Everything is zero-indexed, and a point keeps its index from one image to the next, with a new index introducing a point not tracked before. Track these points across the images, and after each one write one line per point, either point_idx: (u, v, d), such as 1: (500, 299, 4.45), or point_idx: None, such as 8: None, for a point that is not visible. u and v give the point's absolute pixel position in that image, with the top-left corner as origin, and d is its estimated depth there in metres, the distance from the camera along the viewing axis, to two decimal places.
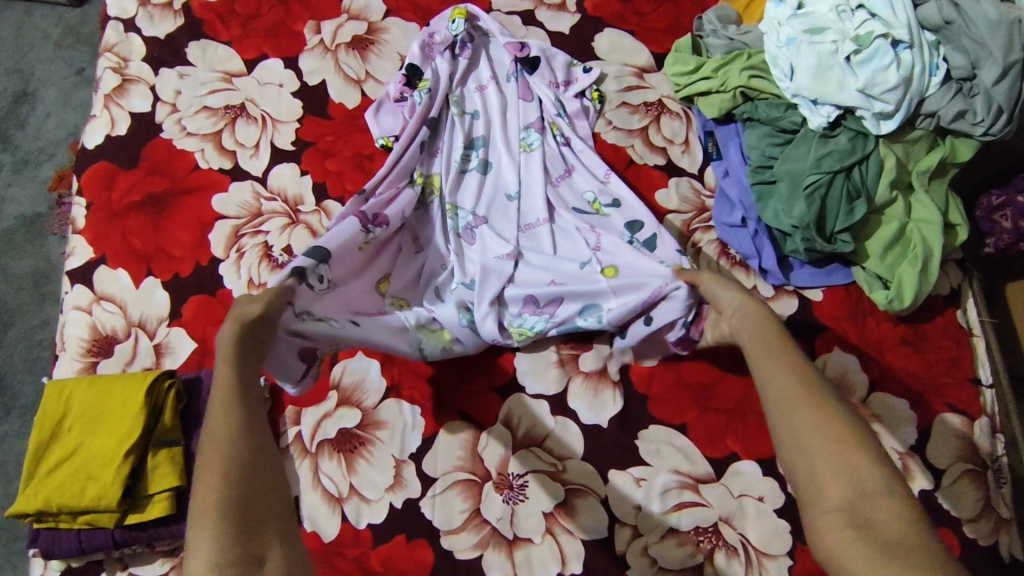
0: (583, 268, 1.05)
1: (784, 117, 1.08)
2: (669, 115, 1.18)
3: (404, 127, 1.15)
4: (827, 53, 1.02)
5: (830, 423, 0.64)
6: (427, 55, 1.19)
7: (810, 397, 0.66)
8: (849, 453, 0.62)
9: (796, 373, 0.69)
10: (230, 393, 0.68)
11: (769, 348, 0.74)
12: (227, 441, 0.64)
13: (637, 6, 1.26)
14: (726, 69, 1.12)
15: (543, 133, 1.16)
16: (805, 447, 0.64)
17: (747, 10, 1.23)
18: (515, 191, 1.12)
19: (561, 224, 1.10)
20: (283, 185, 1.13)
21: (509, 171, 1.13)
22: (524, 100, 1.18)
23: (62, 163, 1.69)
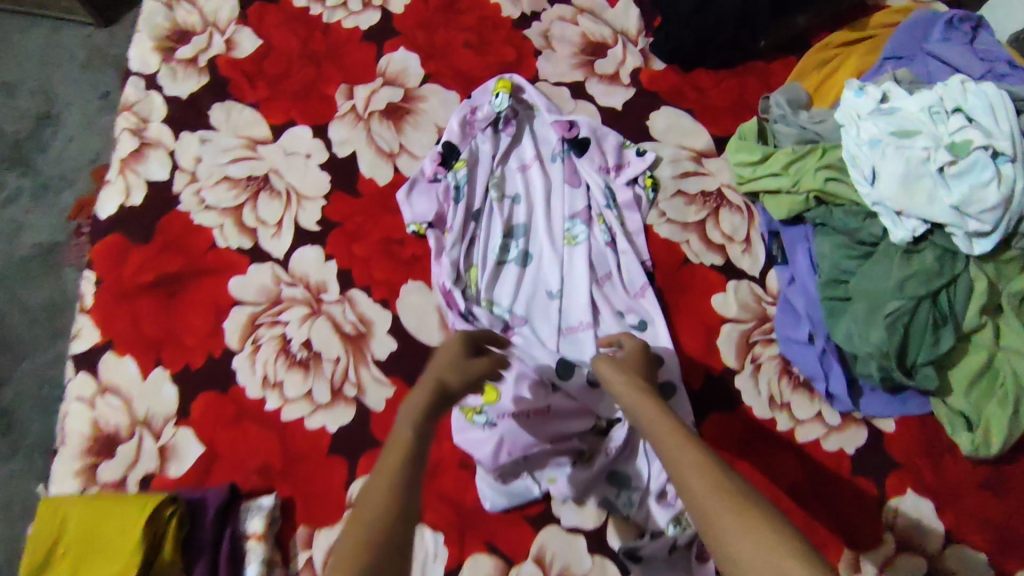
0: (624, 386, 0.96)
1: (863, 227, 0.96)
2: (728, 208, 1.07)
3: (439, 212, 1.05)
4: (916, 161, 0.91)
5: (756, 531, 0.54)
6: (467, 130, 1.09)
7: (726, 500, 0.57)
8: (779, 566, 0.51)
9: (701, 470, 0.60)
10: (392, 485, 0.58)
11: (662, 440, 0.65)
12: (364, 551, 0.53)
13: (696, 81, 1.15)
14: (797, 167, 1.01)
15: (591, 224, 1.06)
16: (744, 570, 0.53)
17: (820, 92, 1.12)
18: (557, 289, 1.02)
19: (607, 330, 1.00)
20: (306, 271, 1.04)
21: (551, 264, 1.04)
22: (570, 186, 1.08)
23: (84, 190, 1.50)
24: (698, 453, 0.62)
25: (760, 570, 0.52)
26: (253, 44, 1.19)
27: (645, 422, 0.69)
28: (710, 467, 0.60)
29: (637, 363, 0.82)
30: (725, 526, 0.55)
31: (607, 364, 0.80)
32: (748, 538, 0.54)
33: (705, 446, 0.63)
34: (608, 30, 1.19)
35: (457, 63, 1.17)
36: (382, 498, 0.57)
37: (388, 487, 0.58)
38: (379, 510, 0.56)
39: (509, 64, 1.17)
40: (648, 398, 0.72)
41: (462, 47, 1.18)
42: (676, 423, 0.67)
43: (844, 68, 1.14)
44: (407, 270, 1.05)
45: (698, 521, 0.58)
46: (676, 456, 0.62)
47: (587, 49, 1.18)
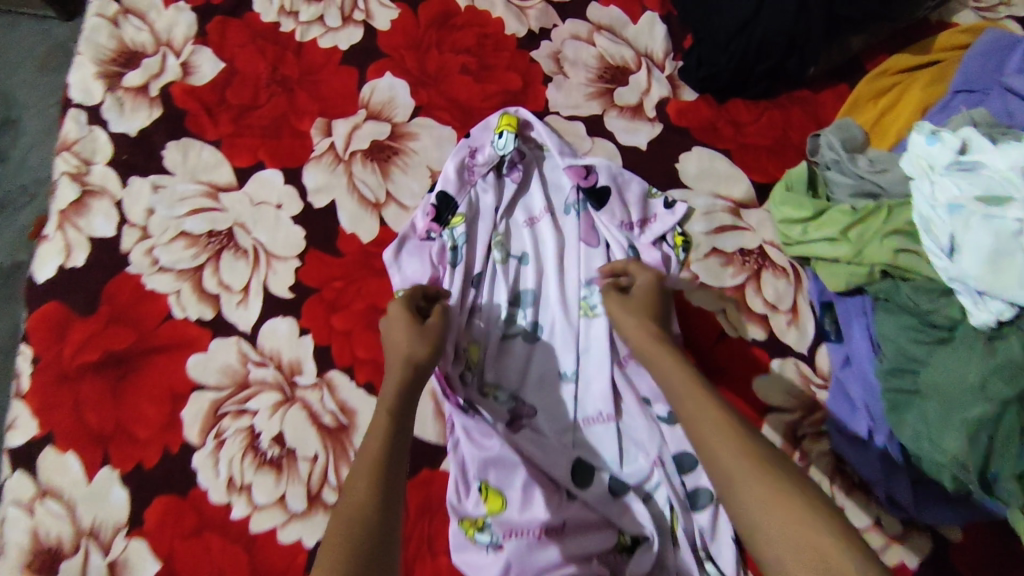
0: (651, 489, 0.84)
1: (938, 309, 0.81)
2: (770, 270, 0.92)
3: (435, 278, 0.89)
4: (1007, 234, 0.76)
5: (784, 504, 0.60)
6: (466, 176, 0.93)
7: (756, 475, 0.63)
8: (810, 535, 0.58)
9: (734, 441, 0.65)
10: (386, 431, 0.68)
11: (693, 409, 0.70)
12: (363, 492, 0.62)
13: (733, 113, 0.99)
14: (859, 230, 0.85)
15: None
16: (772, 539, 0.59)
17: (876, 132, 0.96)
18: (572, 370, 0.88)
19: (631, 420, 0.87)
20: (277, 347, 0.90)
21: (565, 340, 0.89)
22: (586, 244, 0.92)
23: (42, 210, 1.28)
24: (729, 423, 0.67)
25: (787, 539, 0.59)
26: (214, 68, 1.02)
27: (674, 393, 0.73)
28: (741, 435, 0.66)
29: (655, 305, 0.83)
30: (756, 494, 0.62)
31: (629, 309, 0.82)
32: (775, 507, 0.60)
33: (735, 417, 0.68)
34: (629, 52, 1.02)
35: (453, 91, 1.00)
36: (366, 486, 0.63)
37: (367, 477, 0.64)
38: (361, 496, 0.62)
39: (513, 93, 1.00)
40: (677, 359, 0.76)
41: (459, 72, 1.01)
42: (705, 393, 0.71)
43: (906, 100, 0.96)
44: None
45: (728, 489, 0.64)
46: (708, 420, 0.68)
47: (605, 74, 1.01)
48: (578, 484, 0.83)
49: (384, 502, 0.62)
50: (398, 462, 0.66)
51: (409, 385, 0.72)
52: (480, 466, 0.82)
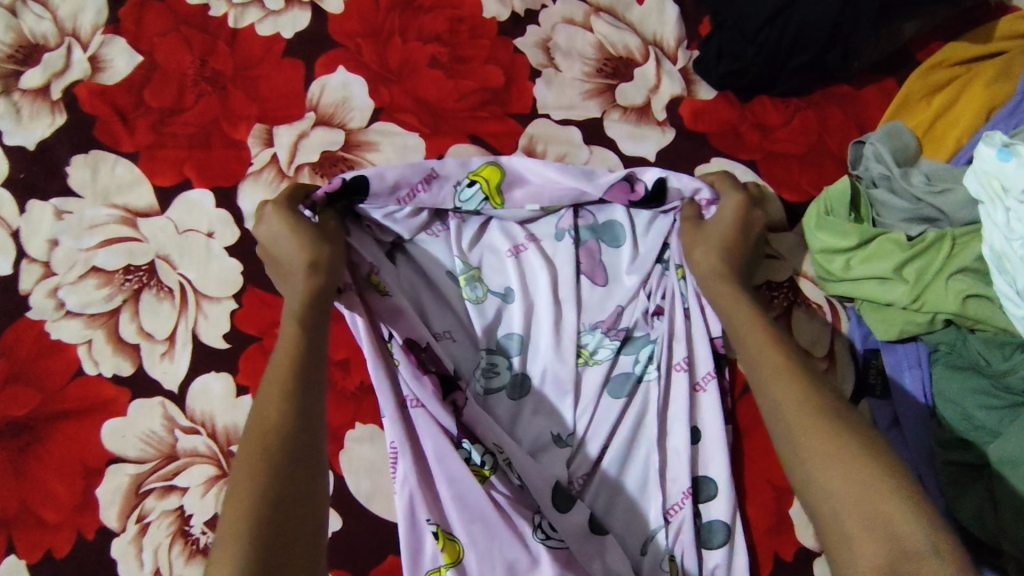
0: (646, 551, 0.71)
1: (1015, 369, 0.66)
2: (802, 308, 0.77)
3: (406, 333, 0.74)
4: None
5: (840, 437, 0.56)
6: (398, 194, 0.76)
7: (810, 413, 0.58)
8: (871, 499, 0.52)
9: (790, 378, 0.61)
10: (291, 366, 0.59)
11: (751, 339, 0.66)
12: (273, 436, 0.54)
13: (757, 116, 0.82)
14: (917, 267, 0.70)
15: (622, 342, 0.77)
16: (824, 476, 0.54)
17: (930, 138, 0.80)
18: (570, 431, 0.74)
19: (634, 483, 0.73)
20: (210, 409, 0.75)
21: (555, 388, 0.75)
22: (589, 280, 0.78)
23: None
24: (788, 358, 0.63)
25: (840, 479, 0.53)
26: (130, 63, 0.84)
27: (732, 327, 0.68)
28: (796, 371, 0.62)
29: (735, 240, 0.74)
30: (813, 435, 0.57)
31: (699, 246, 0.74)
32: (832, 444, 0.55)
33: (793, 351, 0.64)
34: (633, 39, 0.84)
35: (421, 89, 0.82)
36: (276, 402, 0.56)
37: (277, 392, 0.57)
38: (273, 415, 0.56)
39: (494, 91, 0.83)
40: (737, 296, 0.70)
41: (428, 66, 0.83)
42: (763, 325, 0.66)
43: (964, 100, 0.81)
44: (354, 408, 0.74)
45: (780, 431, 0.59)
46: (766, 364, 0.63)
47: (605, 67, 0.83)
48: (557, 506, 0.70)
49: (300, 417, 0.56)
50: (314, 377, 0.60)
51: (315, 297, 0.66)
52: (433, 506, 0.70)
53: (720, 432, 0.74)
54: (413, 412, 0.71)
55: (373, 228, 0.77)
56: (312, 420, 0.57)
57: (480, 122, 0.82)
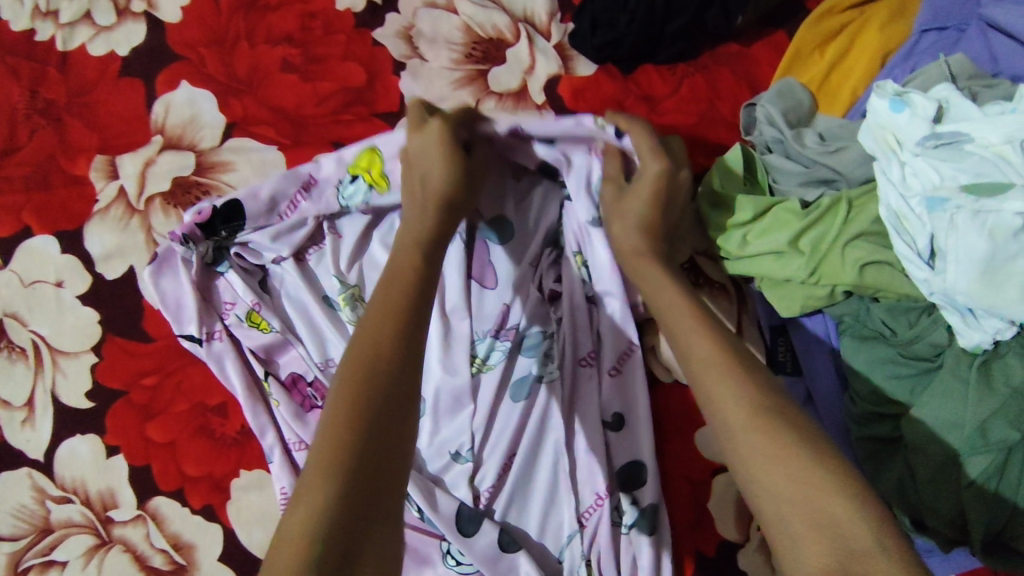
0: (563, 558, 0.67)
1: (920, 337, 0.63)
2: (713, 291, 0.71)
3: (292, 370, 0.70)
4: (1005, 233, 0.57)
5: (786, 450, 0.44)
6: (277, 210, 0.70)
7: (747, 418, 0.46)
8: (814, 486, 0.42)
9: (723, 373, 0.49)
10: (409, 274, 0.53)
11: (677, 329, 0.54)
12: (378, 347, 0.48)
13: (642, 86, 0.77)
14: (813, 238, 0.65)
15: (520, 344, 0.70)
16: (758, 474, 0.44)
17: (823, 93, 0.75)
18: (469, 450, 0.68)
19: (545, 492, 0.68)
20: (80, 475, 0.69)
21: (448, 404, 0.68)
22: (478, 284, 0.71)
23: None
24: (719, 347, 0.51)
25: (777, 479, 0.43)
26: None
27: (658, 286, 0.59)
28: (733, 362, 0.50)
29: (657, 214, 0.64)
30: (748, 412, 0.46)
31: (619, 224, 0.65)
32: (775, 460, 0.44)
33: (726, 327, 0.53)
34: (502, 17, 0.77)
35: (275, 98, 0.75)
36: (380, 323, 0.49)
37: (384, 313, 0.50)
38: (381, 335, 0.48)
39: (356, 91, 0.75)
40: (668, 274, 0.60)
41: (280, 71, 0.75)
42: (693, 311, 0.55)
43: (860, 47, 0.75)
44: (236, 454, 0.69)
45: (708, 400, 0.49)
46: (697, 358, 0.51)
47: (474, 51, 0.77)
48: (463, 530, 0.67)
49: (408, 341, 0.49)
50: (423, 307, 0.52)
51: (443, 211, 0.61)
52: None
53: (639, 424, 0.69)
54: (297, 455, 0.67)
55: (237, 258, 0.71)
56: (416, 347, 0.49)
57: (344, 126, 0.75)
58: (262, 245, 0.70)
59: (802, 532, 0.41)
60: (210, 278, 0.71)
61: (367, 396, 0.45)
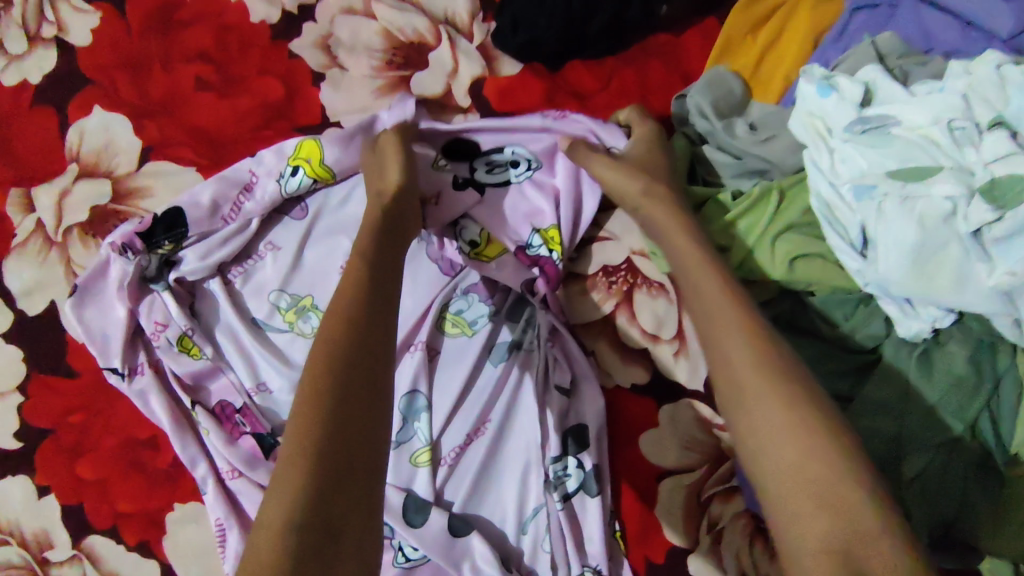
0: (516, 549, 0.66)
1: (855, 331, 0.62)
2: (644, 289, 0.70)
3: (221, 397, 0.68)
4: (935, 219, 0.55)
5: (816, 455, 0.45)
6: (221, 214, 0.69)
7: (786, 427, 0.46)
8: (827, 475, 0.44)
9: (770, 388, 0.48)
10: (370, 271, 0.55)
11: (718, 336, 0.52)
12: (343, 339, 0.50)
13: (571, 84, 0.74)
14: (740, 232, 0.64)
15: (501, 315, 0.72)
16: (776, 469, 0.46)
17: (757, 80, 0.73)
18: (414, 428, 0.68)
19: (502, 475, 0.68)
20: (13, 517, 0.67)
21: (409, 376, 0.68)
22: (442, 274, 0.72)
23: None
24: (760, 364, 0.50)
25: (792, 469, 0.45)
26: None
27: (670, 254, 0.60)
28: (780, 379, 0.49)
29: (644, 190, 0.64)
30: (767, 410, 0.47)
31: (625, 174, 0.64)
32: (811, 461, 0.45)
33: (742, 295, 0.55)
34: (421, 20, 0.75)
35: (192, 117, 0.73)
36: (341, 322, 0.51)
37: (343, 313, 0.51)
38: (340, 334, 0.50)
39: (274, 106, 0.73)
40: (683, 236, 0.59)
41: (195, 90, 0.73)
42: (715, 278, 0.56)
43: (792, 30, 0.73)
44: (169, 486, 0.67)
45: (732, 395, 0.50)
46: (722, 323, 0.53)
47: (395, 57, 0.74)
48: (411, 521, 0.65)
49: (368, 337, 0.50)
50: (380, 304, 0.53)
51: (395, 202, 0.62)
52: None
53: (593, 417, 0.69)
54: (232, 484, 0.65)
55: (167, 268, 0.69)
56: (383, 350, 0.51)
57: (263, 142, 0.72)
58: (191, 250, 0.69)
59: (812, 516, 0.43)
60: (142, 295, 0.68)
61: (330, 396, 0.47)
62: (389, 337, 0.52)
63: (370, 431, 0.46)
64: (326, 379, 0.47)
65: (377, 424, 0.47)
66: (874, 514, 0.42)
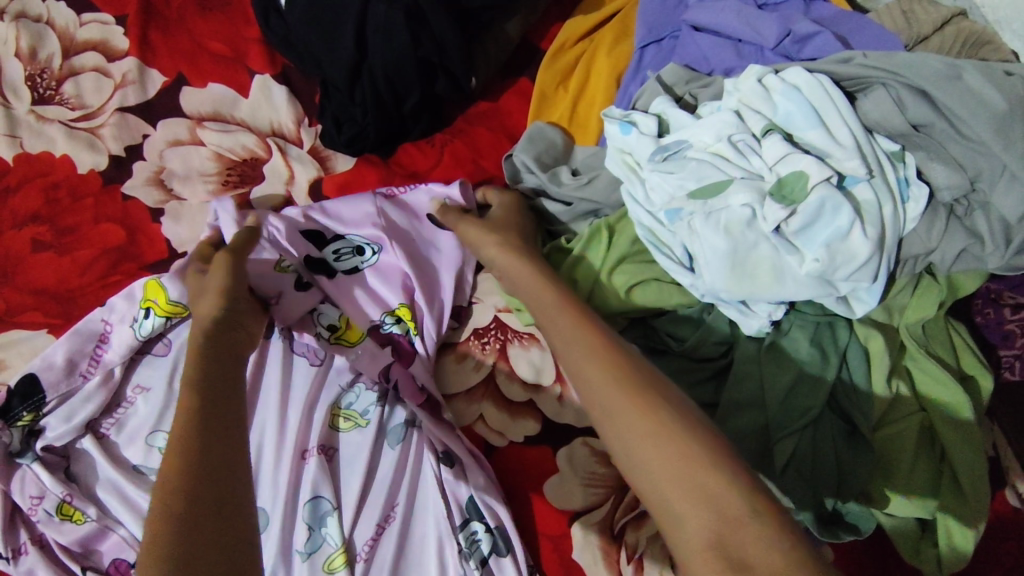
0: None
1: (703, 340, 0.66)
2: (515, 342, 0.73)
3: (114, 557, 0.66)
4: (739, 225, 0.59)
5: (677, 446, 0.44)
6: (79, 370, 0.69)
7: (645, 430, 0.46)
8: (693, 465, 0.43)
9: (627, 393, 0.48)
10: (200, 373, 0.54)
11: (578, 356, 0.53)
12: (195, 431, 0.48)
13: (405, 165, 0.79)
14: (582, 272, 0.68)
15: (390, 397, 0.71)
16: (643, 470, 0.45)
17: (575, 125, 0.78)
18: (313, 543, 0.65)
19: (418, 558, 0.67)
20: None
21: (309, 483, 0.67)
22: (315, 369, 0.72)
23: None
24: (613, 375, 0.49)
25: (660, 466, 0.44)
26: None
27: (531, 294, 0.62)
28: (631, 383, 0.49)
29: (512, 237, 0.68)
30: (628, 414, 0.47)
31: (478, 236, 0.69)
32: (677, 460, 0.44)
33: (597, 320, 0.56)
34: (248, 137, 0.78)
35: (35, 279, 0.72)
36: (176, 466, 0.46)
37: (178, 449, 0.47)
38: (179, 474, 0.45)
39: (118, 250, 0.73)
40: (534, 271, 0.63)
41: (33, 252, 0.73)
42: (568, 310, 0.57)
43: (595, 75, 0.79)
44: None
45: (595, 408, 0.49)
46: (580, 343, 0.53)
47: (230, 176, 0.76)
48: None
49: (209, 469, 0.46)
50: (219, 434, 0.49)
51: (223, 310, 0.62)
52: None
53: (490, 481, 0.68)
54: None
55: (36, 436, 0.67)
56: (235, 477, 0.46)
57: (113, 287, 0.72)
58: (57, 413, 0.68)
59: (685, 512, 0.42)
60: (10, 472, 0.66)
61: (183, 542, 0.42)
62: (238, 458, 0.48)
63: (232, 531, 0.44)
64: (166, 524, 0.43)
65: (246, 558, 0.43)
66: (739, 497, 0.41)
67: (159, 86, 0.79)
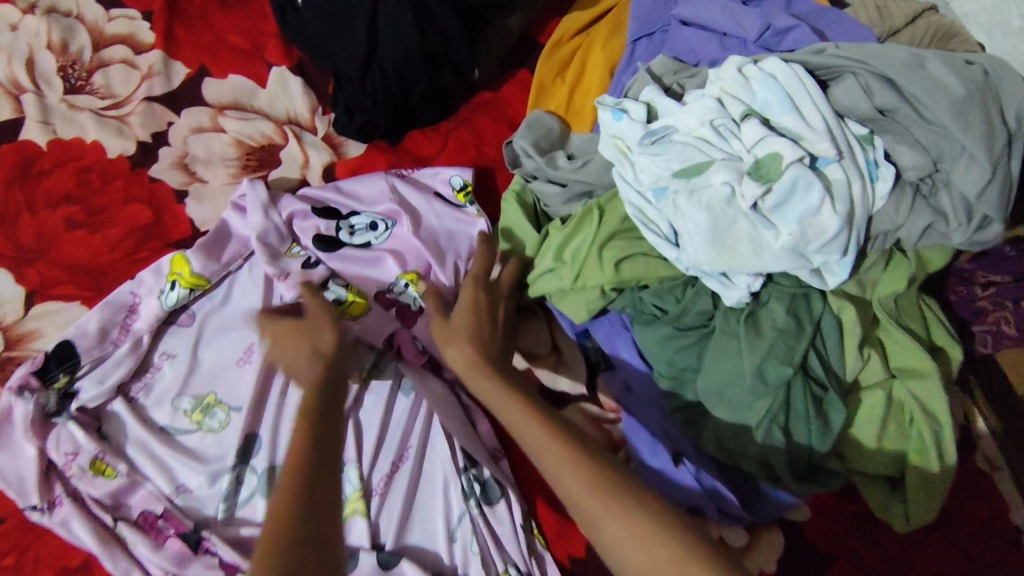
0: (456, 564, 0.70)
1: (687, 309, 0.71)
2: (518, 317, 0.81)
3: (142, 508, 0.71)
4: (720, 202, 0.64)
5: (650, 536, 0.48)
6: (110, 338, 0.74)
7: (640, 538, 0.48)
8: (668, 554, 0.46)
9: (592, 488, 0.51)
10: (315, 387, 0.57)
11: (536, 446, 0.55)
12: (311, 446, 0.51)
13: (413, 152, 0.84)
14: (573, 248, 0.73)
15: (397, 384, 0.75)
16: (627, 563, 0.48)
17: (571, 114, 0.83)
18: None
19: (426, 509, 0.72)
20: None
21: None
22: None
23: None
24: (603, 482, 0.51)
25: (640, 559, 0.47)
26: None
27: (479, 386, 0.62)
28: (595, 476, 0.51)
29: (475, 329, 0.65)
30: (600, 511, 0.50)
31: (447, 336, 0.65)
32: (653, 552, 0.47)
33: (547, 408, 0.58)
34: (266, 124, 0.83)
35: (68, 255, 0.78)
36: (291, 492, 0.48)
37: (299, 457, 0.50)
38: (296, 486, 0.48)
39: (145, 228, 0.79)
40: (489, 379, 0.61)
41: (66, 229, 0.78)
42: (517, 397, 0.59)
43: (590, 68, 0.85)
44: None
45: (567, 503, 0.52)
46: (533, 436, 0.55)
47: (249, 161, 0.82)
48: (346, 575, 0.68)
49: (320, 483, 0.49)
50: (325, 479, 0.50)
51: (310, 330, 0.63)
52: None
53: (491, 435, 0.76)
54: None
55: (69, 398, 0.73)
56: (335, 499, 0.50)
57: (141, 263, 0.78)
58: (89, 377, 0.73)
59: None
60: (47, 430, 0.71)
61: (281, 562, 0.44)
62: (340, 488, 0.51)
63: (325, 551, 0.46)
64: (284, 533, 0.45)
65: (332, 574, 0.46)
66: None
67: (182, 77, 0.85)
